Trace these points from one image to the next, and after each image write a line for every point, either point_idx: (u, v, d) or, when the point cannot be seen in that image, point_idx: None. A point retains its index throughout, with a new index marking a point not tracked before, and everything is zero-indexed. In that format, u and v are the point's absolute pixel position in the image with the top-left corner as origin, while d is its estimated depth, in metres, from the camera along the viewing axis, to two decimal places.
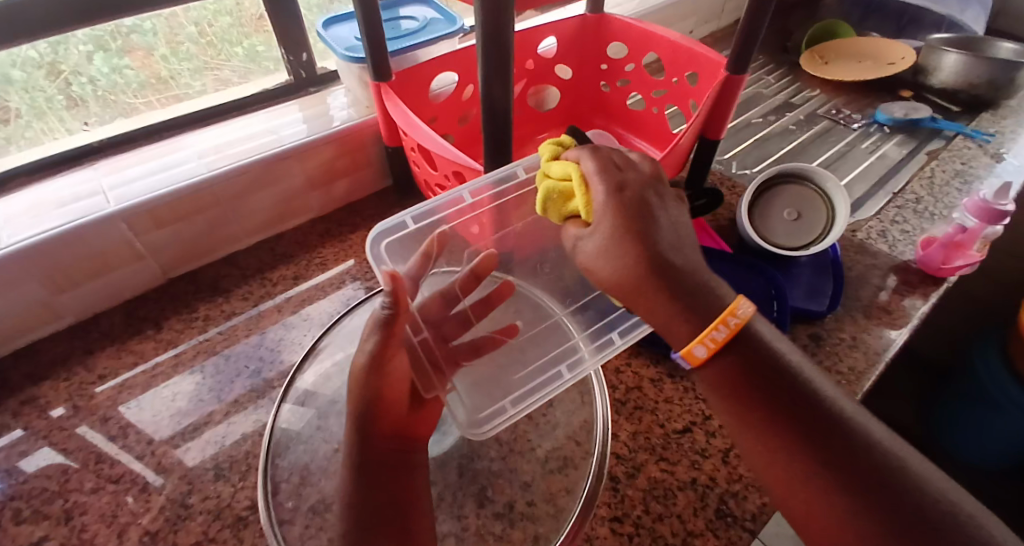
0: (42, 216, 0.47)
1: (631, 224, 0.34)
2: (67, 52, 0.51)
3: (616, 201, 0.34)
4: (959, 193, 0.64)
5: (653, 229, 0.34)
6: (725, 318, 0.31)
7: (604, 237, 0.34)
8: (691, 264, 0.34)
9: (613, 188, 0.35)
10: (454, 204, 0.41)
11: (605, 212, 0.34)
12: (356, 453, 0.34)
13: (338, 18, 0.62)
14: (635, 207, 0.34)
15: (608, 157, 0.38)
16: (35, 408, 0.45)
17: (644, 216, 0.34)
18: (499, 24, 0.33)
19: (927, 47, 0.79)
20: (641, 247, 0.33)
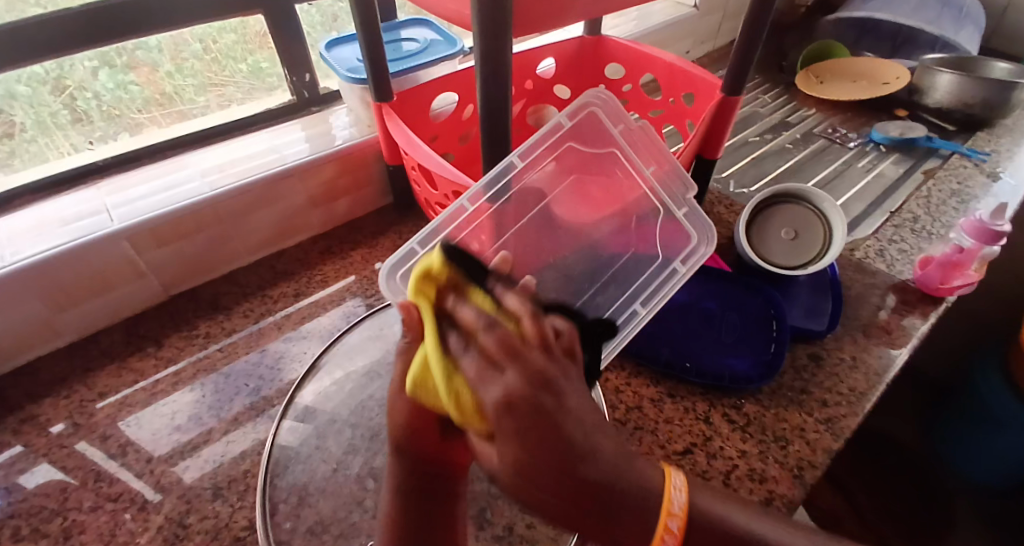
0: (45, 235, 0.47)
1: (535, 451, 0.23)
2: (73, 68, 0.51)
3: (505, 415, 0.24)
4: (955, 213, 0.65)
5: (563, 436, 0.23)
6: (665, 523, 0.25)
7: (508, 467, 0.24)
8: (611, 464, 0.25)
9: (501, 397, 0.24)
10: (456, 216, 0.41)
11: (504, 441, 0.23)
12: (401, 478, 0.34)
13: (340, 39, 0.63)
14: (528, 424, 0.23)
15: (490, 334, 0.26)
16: (34, 426, 0.45)
17: (549, 425, 0.23)
18: (496, 43, 0.34)
19: (920, 67, 0.80)
20: (553, 474, 0.23)
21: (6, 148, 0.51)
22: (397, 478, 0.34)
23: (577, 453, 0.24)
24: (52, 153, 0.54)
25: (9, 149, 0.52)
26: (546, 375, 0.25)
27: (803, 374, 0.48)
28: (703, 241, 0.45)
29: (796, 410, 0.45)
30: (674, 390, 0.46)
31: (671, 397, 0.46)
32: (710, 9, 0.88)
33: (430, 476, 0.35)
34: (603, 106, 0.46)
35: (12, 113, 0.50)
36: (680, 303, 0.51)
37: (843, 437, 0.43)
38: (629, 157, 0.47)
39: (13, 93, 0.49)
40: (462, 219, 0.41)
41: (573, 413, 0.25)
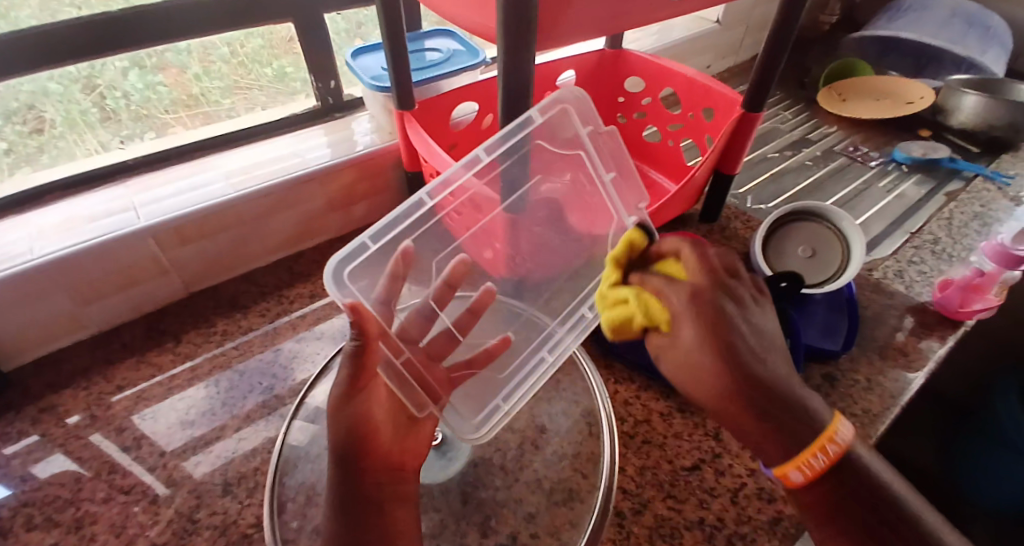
0: (74, 230, 0.49)
1: (716, 335, 0.31)
2: (104, 68, 0.53)
3: (689, 302, 0.32)
4: (978, 235, 0.63)
5: (737, 339, 0.31)
6: (822, 444, 0.30)
7: (692, 336, 0.31)
8: (778, 375, 0.31)
9: (688, 293, 0.32)
10: (416, 209, 0.37)
11: (687, 317, 0.32)
12: (342, 488, 0.33)
13: (366, 48, 0.65)
14: (713, 313, 0.31)
15: (654, 279, 0.35)
16: (53, 416, 0.46)
17: (723, 318, 0.31)
18: (518, 53, 0.35)
19: (946, 87, 0.79)
20: (730, 359, 0.30)
21: (36, 143, 0.53)
22: (336, 496, 0.33)
23: (749, 357, 0.31)
24: (79, 150, 0.56)
25: (38, 143, 0.53)
26: (724, 287, 0.33)
27: (816, 394, 0.47)
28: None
29: None
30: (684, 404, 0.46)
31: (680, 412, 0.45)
32: (732, 26, 0.89)
33: (374, 490, 0.34)
34: (577, 106, 0.42)
35: (43, 110, 0.52)
36: None
37: None
38: (596, 160, 0.45)
39: (45, 89, 0.51)
40: (419, 215, 0.38)
41: (742, 320, 0.33)
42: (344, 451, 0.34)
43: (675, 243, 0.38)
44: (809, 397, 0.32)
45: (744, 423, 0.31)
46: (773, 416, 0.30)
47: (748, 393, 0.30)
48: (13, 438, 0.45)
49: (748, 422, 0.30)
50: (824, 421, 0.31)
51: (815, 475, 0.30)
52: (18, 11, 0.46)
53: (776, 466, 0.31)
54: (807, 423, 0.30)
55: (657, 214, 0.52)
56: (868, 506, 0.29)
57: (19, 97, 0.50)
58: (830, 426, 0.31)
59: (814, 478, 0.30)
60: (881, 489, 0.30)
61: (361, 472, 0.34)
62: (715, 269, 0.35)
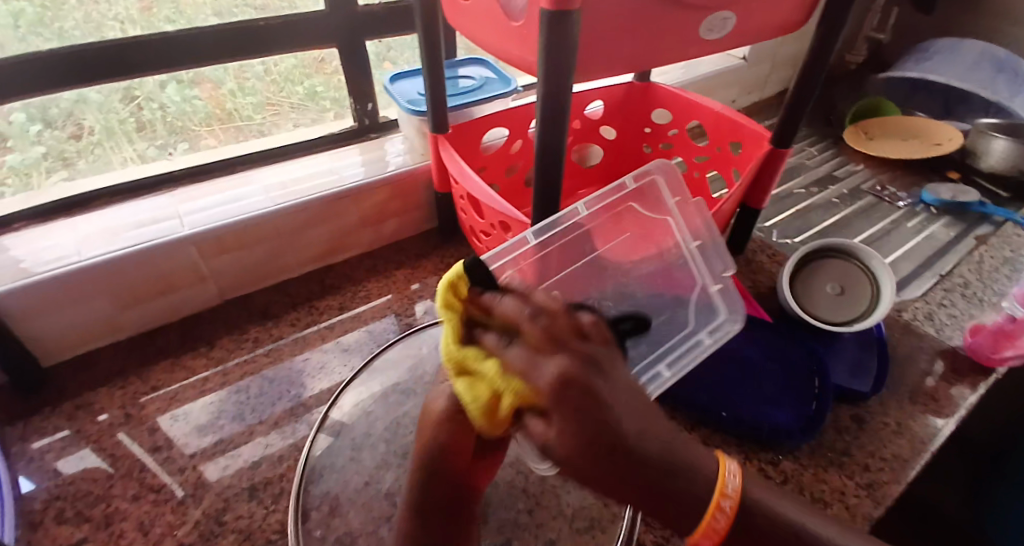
0: (119, 236, 0.51)
1: (589, 430, 0.21)
2: (143, 82, 0.55)
3: (572, 397, 0.22)
4: (1008, 281, 0.63)
5: (608, 421, 0.22)
6: (718, 501, 0.23)
7: (562, 433, 0.22)
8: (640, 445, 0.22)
9: (556, 377, 0.22)
10: (519, 245, 0.42)
11: (557, 413, 0.22)
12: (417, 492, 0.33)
13: (404, 73, 0.67)
14: (586, 408, 0.22)
15: (509, 351, 0.26)
16: (88, 413, 0.48)
17: (600, 409, 0.22)
18: (557, 86, 0.36)
19: (974, 131, 0.80)
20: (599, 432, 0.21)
21: (74, 148, 0.56)
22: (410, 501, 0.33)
23: (618, 429, 0.22)
24: (114, 157, 0.58)
25: (77, 149, 0.56)
26: (588, 358, 0.24)
27: (844, 435, 0.46)
28: (729, 317, 0.45)
29: (835, 472, 0.44)
30: (709, 438, 0.46)
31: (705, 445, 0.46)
32: (758, 63, 0.90)
33: (444, 494, 0.34)
34: (665, 175, 0.48)
35: (83, 117, 0.55)
36: (722, 352, 0.50)
37: (885, 505, 0.41)
38: (681, 231, 0.48)
39: (86, 98, 0.53)
40: (523, 251, 0.42)
41: (619, 389, 0.24)
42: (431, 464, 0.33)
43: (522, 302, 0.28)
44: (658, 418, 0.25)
45: (648, 512, 0.23)
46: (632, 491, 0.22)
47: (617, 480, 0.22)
48: (47, 432, 0.46)
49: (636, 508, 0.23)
50: (707, 464, 0.24)
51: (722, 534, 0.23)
52: (63, 22, 0.49)
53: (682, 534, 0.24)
54: (693, 478, 0.23)
55: None
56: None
57: (61, 105, 0.52)
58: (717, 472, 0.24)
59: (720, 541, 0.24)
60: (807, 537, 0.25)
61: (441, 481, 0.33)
62: (575, 340, 0.25)
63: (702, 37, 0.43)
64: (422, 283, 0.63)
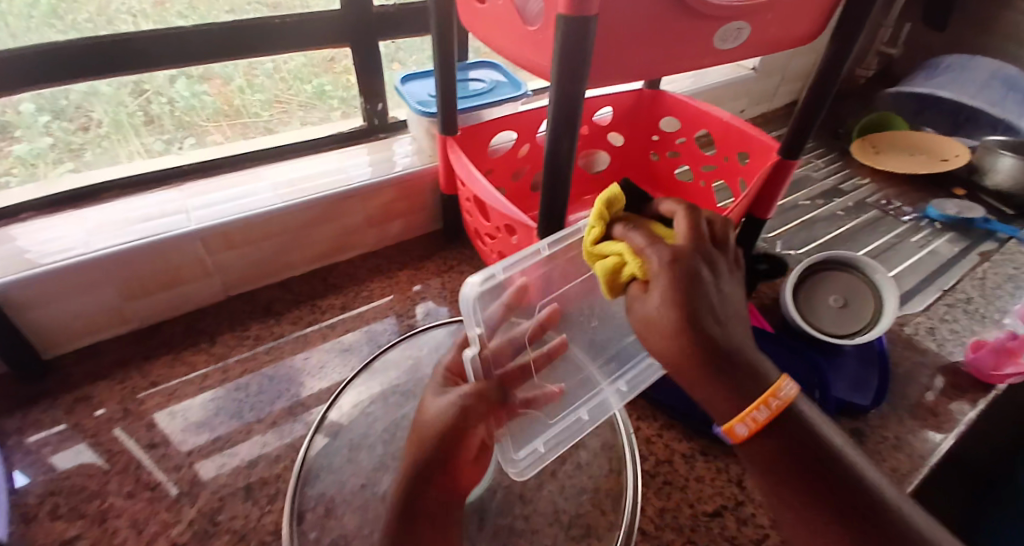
0: (127, 229, 0.51)
1: (684, 295, 0.29)
2: (153, 76, 0.55)
3: (677, 273, 0.30)
4: (1012, 298, 0.62)
5: (695, 302, 0.29)
6: (766, 397, 0.28)
7: (665, 295, 0.29)
8: (721, 334, 0.29)
9: (669, 256, 0.30)
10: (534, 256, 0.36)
11: (661, 277, 0.30)
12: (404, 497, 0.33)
13: (416, 75, 0.67)
14: (685, 282, 0.29)
15: (635, 237, 0.33)
16: (86, 407, 0.48)
17: (696, 289, 0.29)
18: (571, 92, 0.36)
19: (982, 146, 0.79)
20: (688, 305, 0.29)
21: (80, 140, 0.55)
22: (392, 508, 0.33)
23: (699, 309, 0.29)
24: (121, 150, 0.58)
25: (83, 141, 0.56)
26: (700, 254, 0.31)
27: None
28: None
29: None
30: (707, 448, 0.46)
31: (703, 455, 0.45)
32: (768, 74, 0.90)
33: (438, 503, 0.34)
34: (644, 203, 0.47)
35: (91, 110, 0.54)
36: None
37: None
38: None
39: (97, 90, 0.53)
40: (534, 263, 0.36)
41: (714, 287, 0.31)
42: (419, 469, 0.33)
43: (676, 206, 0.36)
44: (733, 332, 0.30)
45: (702, 389, 0.29)
46: (694, 355, 0.29)
47: (688, 342, 0.29)
48: (45, 425, 0.46)
49: (697, 380, 0.29)
50: (767, 375, 0.29)
51: (759, 428, 0.28)
52: (76, 15, 0.49)
53: (720, 421, 0.29)
54: (753, 378, 0.29)
55: None
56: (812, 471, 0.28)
57: (70, 97, 0.52)
58: (773, 383, 0.29)
59: (756, 432, 0.29)
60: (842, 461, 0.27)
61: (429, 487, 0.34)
62: (703, 240, 0.33)
63: (717, 47, 0.43)
64: (424, 284, 0.63)
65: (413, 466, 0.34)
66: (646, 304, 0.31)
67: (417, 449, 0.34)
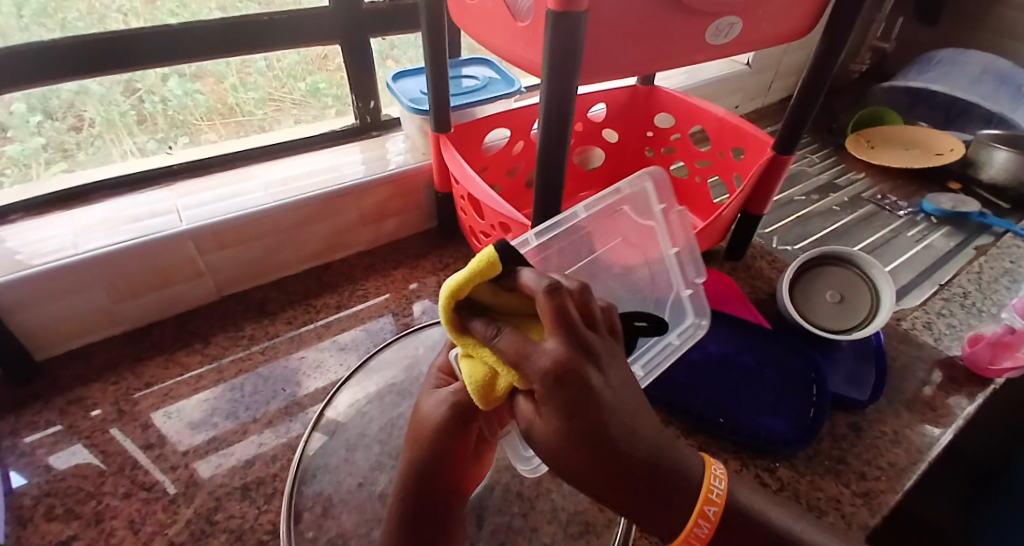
0: (117, 229, 0.50)
1: (578, 424, 0.23)
2: (145, 74, 0.54)
3: (564, 393, 0.23)
4: (1007, 292, 0.63)
5: (596, 425, 0.24)
6: (702, 509, 0.25)
7: (553, 425, 0.24)
8: (642, 448, 0.24)
9: (548, 372, 0.24)
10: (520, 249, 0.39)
11: (548, 405, 0.24)
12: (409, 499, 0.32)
13: (407, 72, 0.67)
14: (575, 403, 0.23)
15: (502, 342, 0.26)
16: (81, 408, 0.47)
17: (591, 410, 0.24)
18: (563, 87, 0.36)
19: (976, 141, 0.79)
20: (585, 430, 0.23)
21: (73, 140, 0.54)
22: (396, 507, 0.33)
23: (603, 434, 0.24)
24: (115, 150, 0.58)
25: (76, 141, 0.55)
26: (583, 349, 0.24)
27: (840, 444, 0.46)
28: (695, 321, 0.43)
29: (831, 480, 0.43)
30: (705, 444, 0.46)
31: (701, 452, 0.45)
32: (761, 69, 0.90)
33: (438, 501, 0.33)
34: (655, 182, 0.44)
35: (83, 109, 0.53)
36: (719, 359, 0.50)
37: (880, 514, 0.41)
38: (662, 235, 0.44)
39: (88, 90, 0.52)
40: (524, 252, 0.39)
41: (612, 386, 0.25)
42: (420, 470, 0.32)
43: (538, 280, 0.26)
44: (650, 427, 0.26)
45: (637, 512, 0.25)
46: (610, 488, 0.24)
47: (602, 475, 0.24)
48: (39, 427, 0.46)
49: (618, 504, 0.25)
50: (696, 475, 0.26)
51: (705, 539, 0.25)
52: (66, 13, 0.48)
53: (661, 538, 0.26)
54: (682, 487, 0.25)
55: None
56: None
57: (62, 95, 0.51)
58: (704, 479, 0.26)
59: (704, 543, 0.26)
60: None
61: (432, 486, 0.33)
62: (576, 323, 0.25)
63: (709, 42, 0.43)
64: (420, 282, 0.62)
65: (412, 466, 0.33)
66: (539, 431, 0.25)
67: (415, 448, 0.33)
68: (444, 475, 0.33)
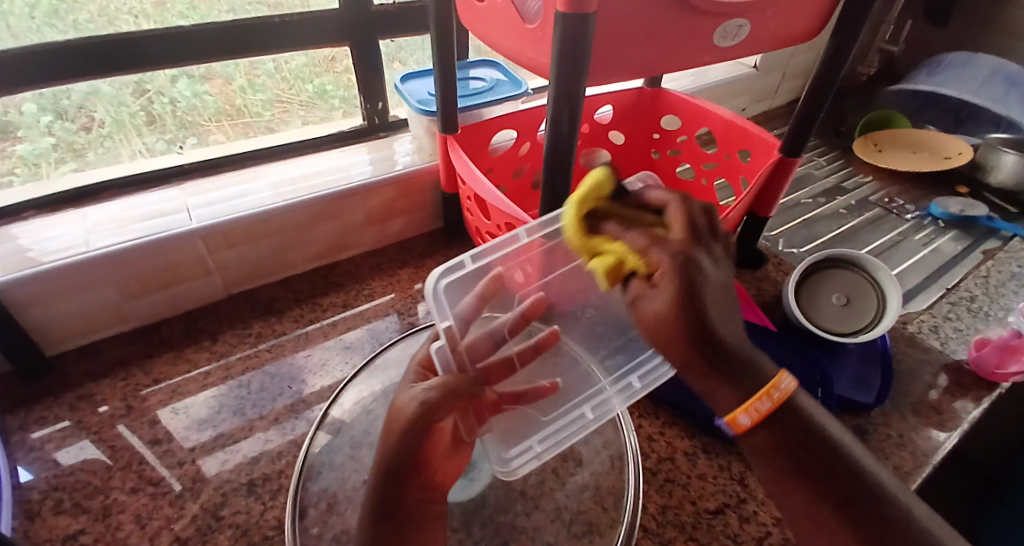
0: (128, 227, 0.51)
1: (691, 305, 0.30)
2: (154, 75, 0.55)
3: (685, 279, 0.30)
4: (1015, 296, 0.62)
5: (703, 306, 0.30)
6: (769, 390, 0.30)
7: (669, 296, 0.30)
8: (731, 335, 0.31)
9: (674, 254, 0.31)
10: (509, 244, 0.37)
11: (666, 279, 0.30)
12: (379, 497, 0.33)
13: (414, 74, 0.67)
14: (692, 287, 0.30)
15: (631, 235, 0.33)
16: (90, 404, 0.48)
17: (699, 285, 0.30)
18: (571, 88, 0.36)
19: (984, 145, 0.79)
20: (694, 302, 0.30)
21: (84, 140, 0.55)
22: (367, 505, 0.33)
23: (707, 314, 0.30)
24: (124, 150, 0.58)
25: (86, 142, 0.56)
26: (700, 248, 0.32)
27: None
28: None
29: None
30: (709, 446, 0.46)
31: (705, 453, 0.45)
32: (768, 72, 0.90)
33: (412, 498, 0.34)
34: None
35: (93, 110, 0.54)
36: None
37: None
38: None
39: (98, 90, 0.53)
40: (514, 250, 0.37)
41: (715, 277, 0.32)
42: (392, 472, 0.32)
43: (665, 195, 0.36)
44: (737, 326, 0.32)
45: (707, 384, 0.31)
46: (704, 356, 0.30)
47: (698, 348, 0.30)
48: (48, 422, 0.46)
49: (704, 376, 0.31)
50: (769, 370, 0.30)
51: (762, 418, 0.30)
52: (77, 15, 0.49)
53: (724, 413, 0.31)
54: (750, 372, 0.30)
55: None
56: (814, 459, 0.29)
57: (72, 96, 0.52)
58: (775, 377, 0.30)
59: (758, 422, 0.30)
60: (845, 459, 0.29)
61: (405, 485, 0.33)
62: (699, 230, 0.33)
63: (715, 44, 0.43)
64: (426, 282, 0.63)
65: (384, 462, 0.33)
66: (653, 307, 0.31)
67: (388, 443, 0.33)
68: (415, 472, 0.34)
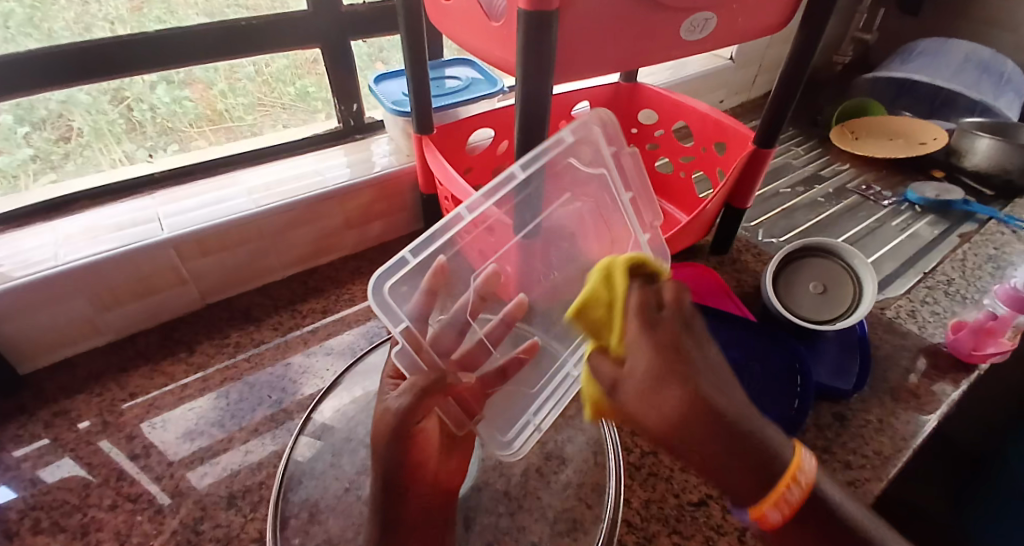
0: (98, 239, 0.50)
1: (667, 359, 0.25)
2: (133, 81, 0.54)
3: (661, 336, 0.26)
4: (991, 278, 0.63)
5: (696, 386, 0.25)
6: (793, 475, 0.25)
7: (645, 373, 0.26)
8: (741, 409, 0.26)
9: (648, 325, 0.27)
10: (455, 224, 0.37)
11: (641, 351, 0.26)
12: (381, 510, 0.33)
13: (389, 74, 0.67)
14: (676, 355, 0.25)
15: (632, 298, 0.30)
16: (65, 421, 0.47)
17: (685, 358, 0.26)
18: (537, 88, 0.36)
19: (959, 130, 0.80)
20: (688, 377, 0.25)
21: (62, 151, 0.55)
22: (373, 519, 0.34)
23: (707, 393, 0.25)
24: (104, 159, 0.58)
25: (66, 151, 0.55)
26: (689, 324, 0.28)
27: (826, 433, 0.47)
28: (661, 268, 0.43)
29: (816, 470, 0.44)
30: None
31: None
32: (746, 63, 0.91)
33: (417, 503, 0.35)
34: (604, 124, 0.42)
35: (71, 119, 0.54)
36: None
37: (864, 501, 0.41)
38: (617, 180, 0.44)
39: (74, 99, 0.52)
40: (460, 228, 0.37)
41: (703, 347, 0.27)
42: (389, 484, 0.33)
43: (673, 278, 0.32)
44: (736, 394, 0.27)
45: (721, 481, 0.26)
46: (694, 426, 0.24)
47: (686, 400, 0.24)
48: (25, 440, 0.45)
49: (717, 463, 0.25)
50: (788, 450, 0.26)
51: (793, 511, 0.25)
52: (52, 23, 0.48)
53: (749, 506, 0.26)
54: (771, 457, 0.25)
55: (670, 243, 0.52)
56: (837, 545, 0.26)
57: (50, 105, 0.51)
58: (795, 457, 0.26)
59: (789, 516, 0.25)
60: None
61: (404, 494, 0.34)
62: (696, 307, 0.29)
63: (684, 39, 0.43)
64: None
65: (377, 475, 0.33)
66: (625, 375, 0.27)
67: (374, 448, 0.33)
68: (412, 477, 0.34)
